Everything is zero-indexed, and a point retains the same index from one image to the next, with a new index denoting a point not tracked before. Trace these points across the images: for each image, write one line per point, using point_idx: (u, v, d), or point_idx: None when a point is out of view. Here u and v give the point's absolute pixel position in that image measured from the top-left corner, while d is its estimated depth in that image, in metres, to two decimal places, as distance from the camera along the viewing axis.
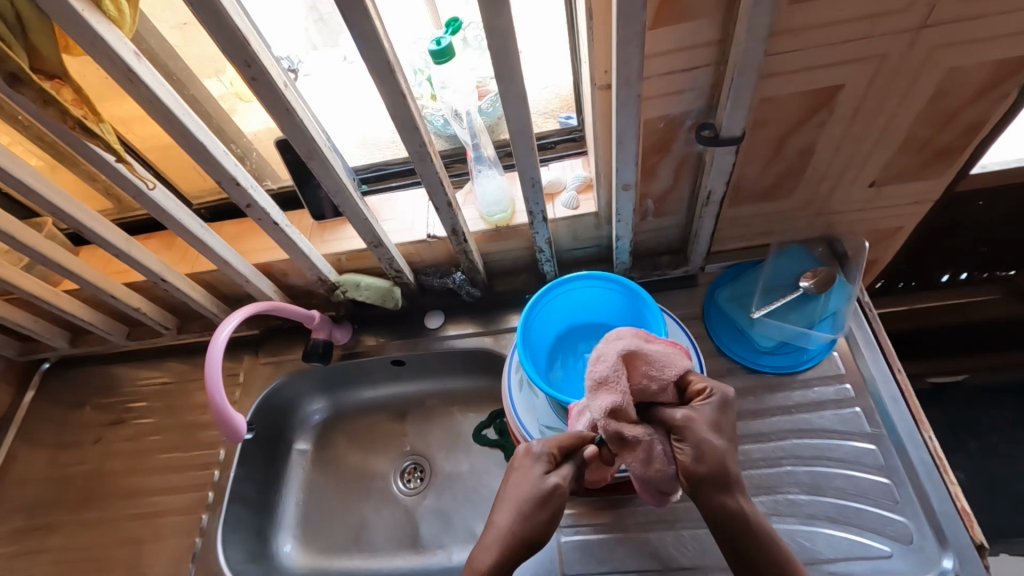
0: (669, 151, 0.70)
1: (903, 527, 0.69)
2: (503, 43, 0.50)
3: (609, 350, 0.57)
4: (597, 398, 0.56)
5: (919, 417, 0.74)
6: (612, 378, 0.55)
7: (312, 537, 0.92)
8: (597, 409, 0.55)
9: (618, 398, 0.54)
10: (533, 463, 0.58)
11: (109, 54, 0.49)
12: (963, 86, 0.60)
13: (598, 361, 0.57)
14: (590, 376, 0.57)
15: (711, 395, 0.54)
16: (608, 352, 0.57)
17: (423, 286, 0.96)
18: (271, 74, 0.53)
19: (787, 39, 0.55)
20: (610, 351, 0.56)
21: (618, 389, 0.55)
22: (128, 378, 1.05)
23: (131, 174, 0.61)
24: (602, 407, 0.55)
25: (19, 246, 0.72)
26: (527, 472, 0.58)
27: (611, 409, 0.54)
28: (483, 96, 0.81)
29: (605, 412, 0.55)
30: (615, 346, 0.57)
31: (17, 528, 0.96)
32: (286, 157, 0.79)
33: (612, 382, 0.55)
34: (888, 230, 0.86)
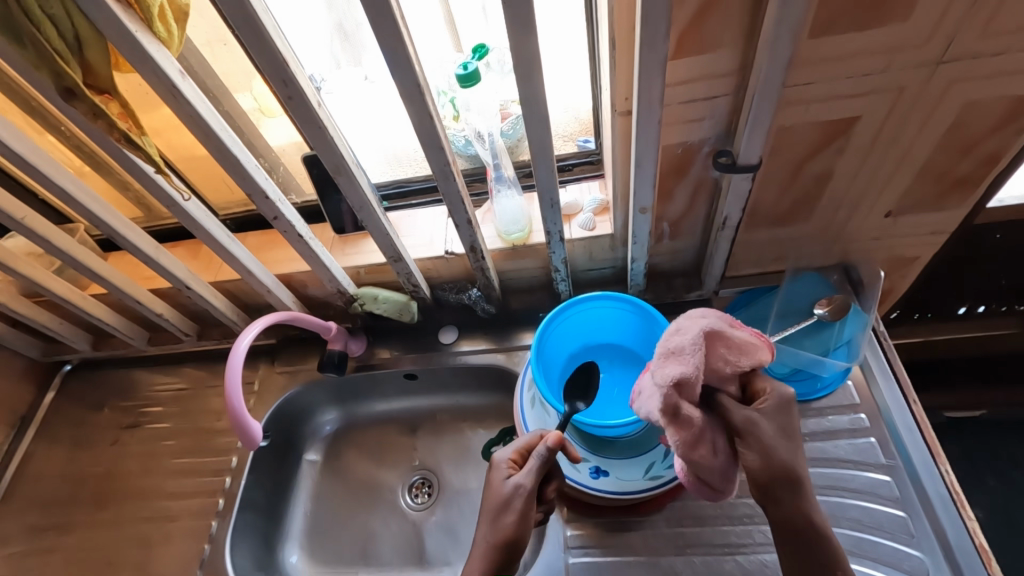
0: (686, 176, 0.71)
1: (919, 561, 0.68)
2: (530, 68, 0.52)
3: (690, 325, 0.55)
4: (666, 364, 0.55)
5: (936, 450, 0.73)
6: (686, 349, 0.54)
7: (319, 548, 0.92)
8: (663, 377, 0.54)
9: (687, 369, 0.53)
10: (502, 468, 0.63)
11: (157, 71, 0.52)
12: (980, 120, 0.61)
13: (677, 332, 0.56)
14: (664, 344, 0.56)
15: (773, 398, 0.54)
16: (689, 325, 0.55)
17: (439, 301, 0.98)
18: (306, 93, 0.56)
19: (805, 70, 0.57)
20: (692, 324, 0.55)
21: (690, 360, 0.53)
22: (145, 382, 1.07)
23: (167, 184, 0.64)
24: (669, 374, 0.53)
25: (55, 250, 0.74)
26: (493, 478, 0.62)
27: (679, 378, 0.53)
28: (505, 118, 0.83)
29: (671, 380, 0.53)
30: (698, 322, 0.55)
31: (29, 527, 0.97)
32: (312, 172, 0.81)
33: (685, 352, 0.54)
34: (904, 260, 0.86)
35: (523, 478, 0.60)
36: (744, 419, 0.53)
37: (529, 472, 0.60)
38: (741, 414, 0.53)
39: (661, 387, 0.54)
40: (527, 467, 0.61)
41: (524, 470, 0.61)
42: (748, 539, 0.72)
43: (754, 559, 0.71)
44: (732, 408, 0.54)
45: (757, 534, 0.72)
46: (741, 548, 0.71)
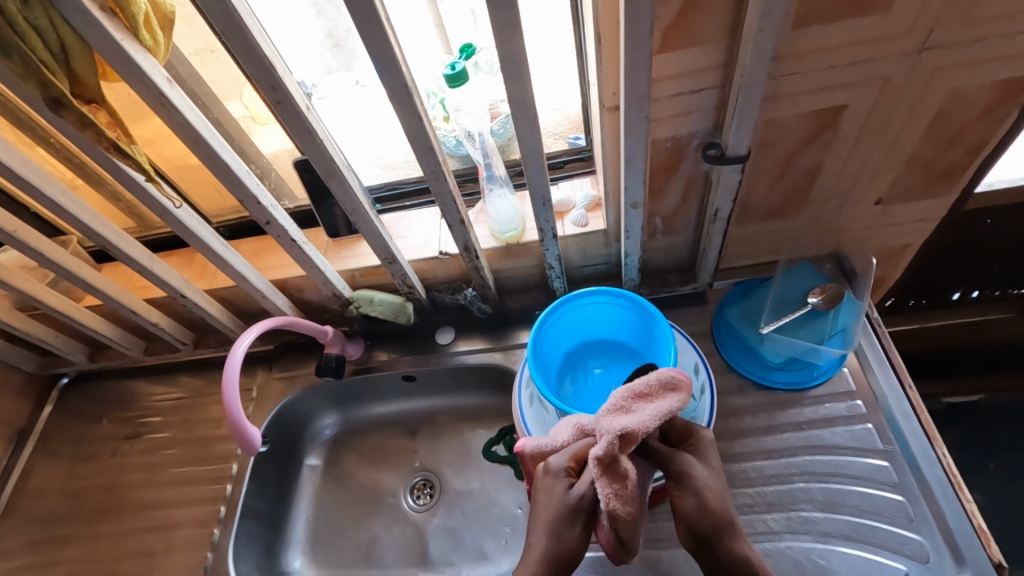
0: (676, 170, 0.72)
1: (919, 545, 0.68)
2: (516, 67, 0.53)
3: (660, 392, 0.57)
4: (616, 414, 0.56)
5: (932, 434, 0.74)
6: (644, 412, 0.55)
7: (322, 552, 0.92)
8: (618, 424, 0.55)
9: (636, 429, 0.54)
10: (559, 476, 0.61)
11: (143, 80, 0.52)
12: (965, 106, 0.62)
13: (643, 391, 0.57)
14: (626, 391, 0.57)
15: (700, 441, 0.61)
16: (657, 391, 0.57)
17: (434, 302, 0.98)
18: (294, 98, 0.56)
19: (790, 62, 0.57)
20: (658, 390, 0.57)
21: (644, 422, 0.54)
22: (143, 393, 1.07)
23: (158, 193, 0.64)
24: (620, 428, 0.54)
25: (48, 262, 0.74)
26: (551, 489, 0.60)
27: (627, 435, 0.54)
28: (495, 118, 0.83)
29: (619, 429, 0.54)
30: (666, 389, 0.56)
31: (31, 542, 0.96)
32: (303, 176, 0.81)
33: (642, 414, 0.55)
34: (896, 247, 0.87)
35: (581, 489, 0.59)
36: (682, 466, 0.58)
37: (588, 482, 0.59)
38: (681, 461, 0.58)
39: (609, 432, 0.54)
40: (586, 477, 0.59)
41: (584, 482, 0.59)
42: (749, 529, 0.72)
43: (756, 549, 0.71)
44: (673, 455, 0.59)
45: (759, 523, 0.72)
46: None
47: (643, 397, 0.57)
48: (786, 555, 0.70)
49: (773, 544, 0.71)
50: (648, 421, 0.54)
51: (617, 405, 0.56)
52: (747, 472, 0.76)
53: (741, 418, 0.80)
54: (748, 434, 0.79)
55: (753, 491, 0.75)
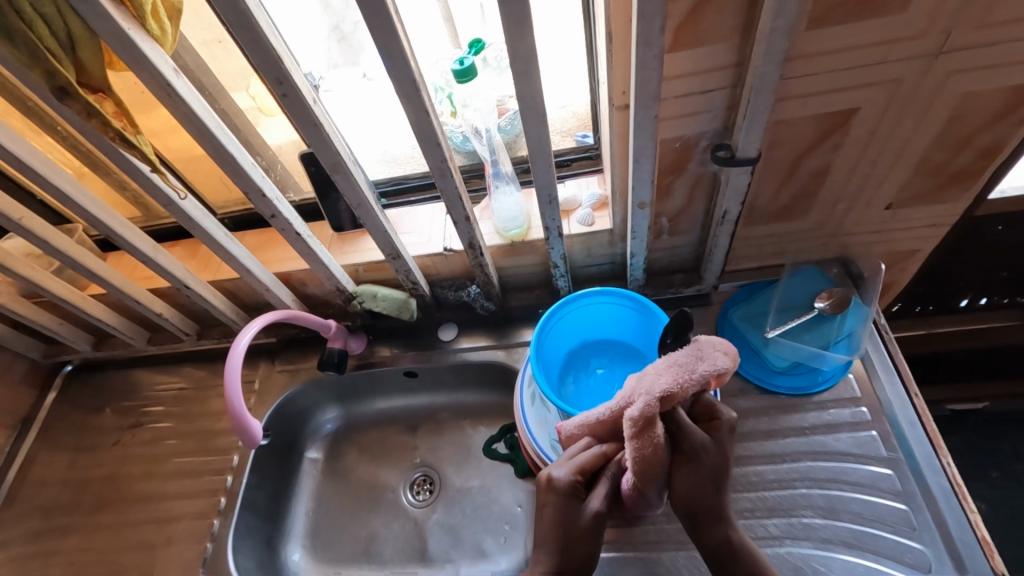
0: (685, 170, 0.71)
1: (921, 554, 0.68)
2: (525, 64, 0.52)
3: (712, 356, 0.56)
4: (662, 375, 0.55)
5: (937, 442, 0.73)
6: (692, 374, 0.55)
7: (320, 545, 0.92)
8: (660, 386, 0.54)
9: (677, 391, 0.54)
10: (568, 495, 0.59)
11: (150, 70, 0.51)
12: (979, 112, 0.61)
13: (695, 354, 0.56)
14: (672, 360, 0.56)
15: (723, 426, 0.59)
16: (705, 352, 0.56)
17: (438, 298, 0.98)
18: (301, 90, 0.55)
19: (802, 63, 0.56)
20: (710, 354, 0.56)
21: (686, 383, 0.54)
22: (146, 383, 1.07)
23: (163, 184, 0.64)
24: (662, 388, 0.54)
25: (53, 251, 0.74)
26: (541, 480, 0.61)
27: (666, 395, 0.54)
28: (502, 114, 0.83)
29: (660, 391, 0.53)
30: (716, 355, 0.56)
31: (34, 528, 0.97)
32: (308, 170, 0.81)
33: (689, 376, 0.54)
34: (905, 253, 0.86)
35: (596, 503, 0.59)
36: (702, 443, 0.57)
37: (601, 497, 0.60)
38: (698, 439, 0.57)
39: (651, 394, 0.53)
40: (599, 491, 0.60)
41: (598, 496, 0.60)
42: (749, 533, 0.72)
43: None
44: (694, 430, 0.57)
45: (760, 528, 0.72)
46: None
47: (691, 362, 0.55)
48: (786, 561, 0.69)
49: (773, 550, 0.70)
50: (691, 383, 0.54)
51: (663, 367, 0.55)
52: (748, 476, 0.76)
53: (743, 421, 0.80)
54: (750, 438, 0.79)
55: (754, 496, 0.74)
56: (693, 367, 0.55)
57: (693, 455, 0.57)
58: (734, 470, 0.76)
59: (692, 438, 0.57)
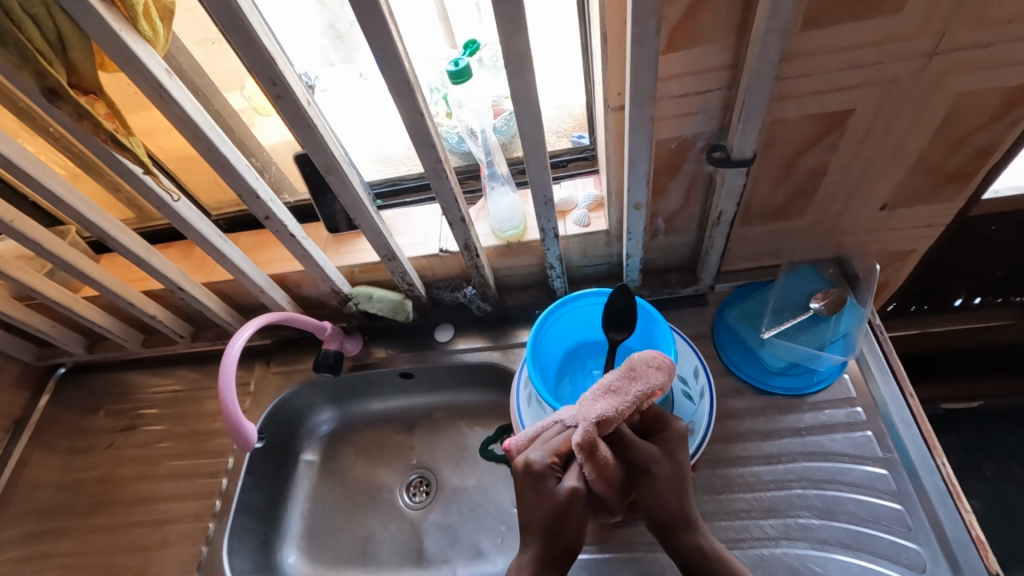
0: (681, 170, 0.71)
1: (916, 554, 0.68)
2: (520, 64, 0.52)
3: (645, 372, 0.59)
4: (597, 401, 0.58)
5: (932, 442, 0.73)
6: (625, 393, 0.58)
7: (316, 548, 0.92)
8: (597, 409, 0.57)
9: (612, 413, 0.57)
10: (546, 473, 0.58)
11: (142, 71, 0.51)
12: (973, 112, 0.61)
13: (626, 374, 0.59)
14: (606, 383, 0.59)
15: (673, 435, 0.60)
16: (632, 368, 0.59)
17: (434, 299, 0.98)
18: (295, 92, 0.55)
19: (797, 64, 0.56)
20: (640, 369, 0.59)
21: (622, 402, 0.57)
22: (141, 384, 1.07)
23: (157, 185, 0.63)
24: (599, 413, 0.57)
25: (44, 253, 0.74)
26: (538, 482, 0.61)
27: (603, 419, 0.56)
28: (498, 115, 0.83)
29: (596, 416, 0.56)
30: (647, 371, 0.59)
31: (28, 532, 0.96)
32: (303, 170, 0.81)
33: (622, 396, 0.57)
34: (900, 253, 0.86)
35: (573, 480, 0.57)
36: (649, 457, 0.58)
37: (579, 476, 0.57)
38: (645, 453, 0.58)
39: (587, 420, 0.56)
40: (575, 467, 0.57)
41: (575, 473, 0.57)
42: (746, 534, 0.72)
43: (753, 554, 0.70)
44: (640, 445, 0.58)
45: (756, 528, 0.72)
46: (740, 542, 0.71)
47: (622, 381, 0.58)
48: (782, 561, 0.69)
49: (770, 550, 0.70)
50: (627, 401, 0.57)
51: (598, 392, 0.59)
52: (744, 477, 0.76)
53: (739, 422, 0.80)
54: (746, 439, 0.79)
55: (750, 497, 0.74)
56: (625, 387, 0.58)
57: (643, 469, 0.58)
58: (730, 471, 0.76)
59: (639, 453, 0.58)
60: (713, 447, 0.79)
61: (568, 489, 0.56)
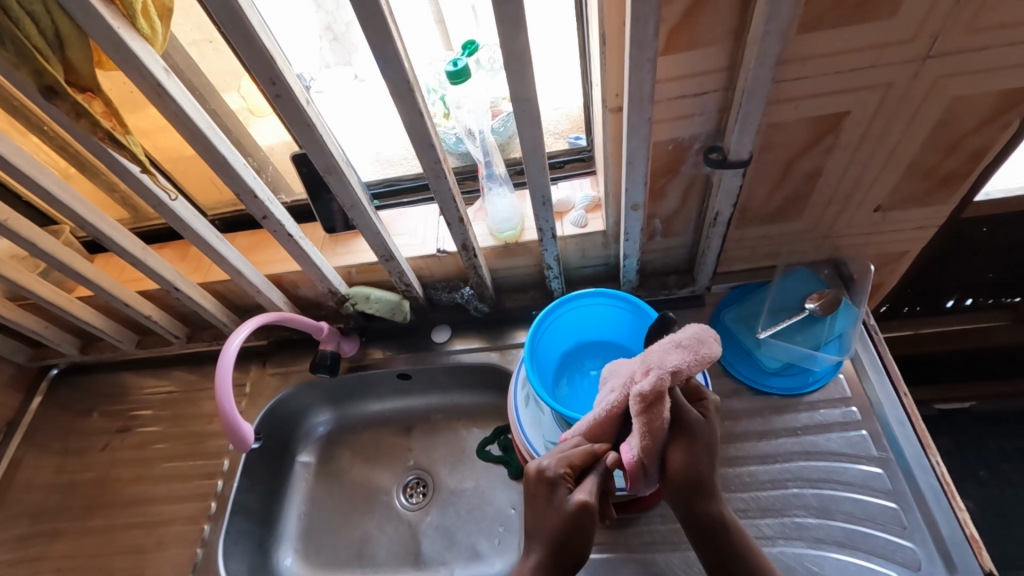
0: (678, 172, 0.71)
1: (911, 552, 0.68)
2: (520, 65, 0.52)
3: (712, 335, 0.58)
4: (670, 352, 0.56)
5: (927, 442, 0.74)
6: (697, 351, 0.56)
7: (313, 550, 0.91)
8: (673, 362, 0.55)
9: (684, 369, 0.55)
10: (557, 484, 0.58)
11: (141, 70, 0.51)
12: (966, 115, 0.62)
13: (696, 332, 0.57)
14: (679, 337, 0.57)
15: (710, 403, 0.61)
16: (704, 330, 0.57)
17: (432, 300, 0.98)
18: (294, 91, 0.55)
19: (794, 66, 0.57)
20: (710, 333, 0.57)
21: (695, 359, 0.55)
22: (135, 386, 1.06)
23: (154, 184, 0.63)
24: (673, 365, 0.55)
25: (38, 252, 0.73)
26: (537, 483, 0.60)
27: (676, 372, 0.55)
28: (496, 116, 0.83)
29: (672, 368, 0.54)
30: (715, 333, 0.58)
31: (19, 535, 0.95)
32: (301, 171, 0.81)
33: (694, 353, 0.56)
34: (894, 254, 0.87)
35: (585, 495, 0.56)
36: (695, 419, 0.58)
37: (590, 491, 0.57)
38: (692, 416, 0.58)
39: (662, 369, 0.54)
40: (587, 485, 0.57)
41: (585, 489, 0.57)
42: None
43: None
44: (689, 408, 0.58)
45: (753, 527, 0.72)
46: None
47: (693, 339, 0.56)
48: (779, 560, 0.70)
49: (767, 549, 0.71)
50: (699, 359, 0.56)
51: (670, 344, 0.56)
52: (741, 476, 0.76)
53: (736, 422, 0.80)
54: (743, 439, 0.79)
55: (747, 496, 0.75)
56: (699, 344, 0.56)
57: (686, 430, 0.58)
58: (728, 471, 0.77)
59: (687, 415, 0.58)
60: None
61: (578, 502, 0.56)
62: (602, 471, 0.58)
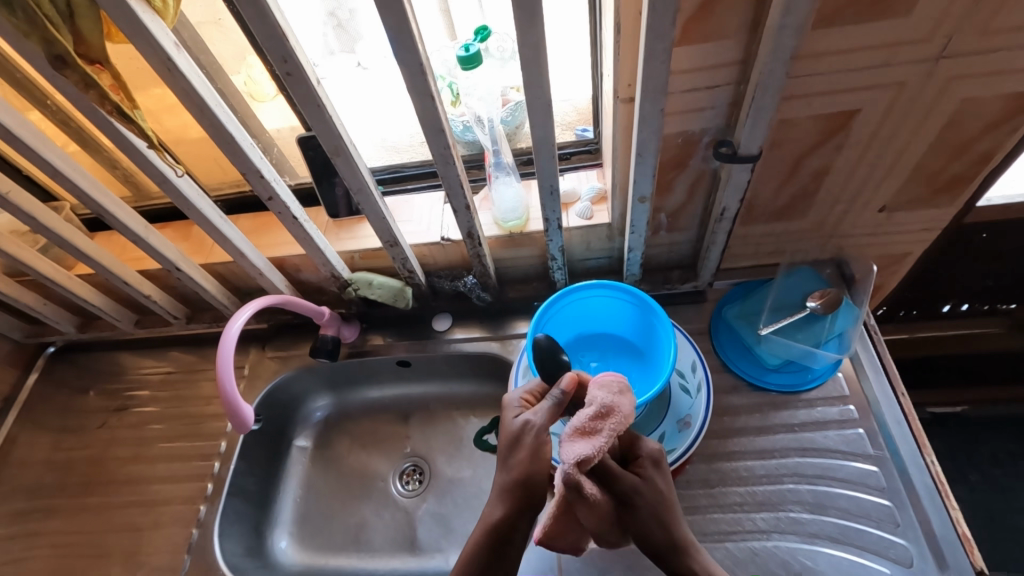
0: (686, 166, 0.71)
1: (904, 549, 0.69)
2: (535, 51, 0.52)
3: (617, 402, 0.56)
4: (576, 445, 0.53)
5: (923, 441, 0.75)
6: (602, 431, 0.54)
7: (309, 533, 0.91)
8: (578, 454, 0.53)
9: (595, 454, 0.52)
10: (514, 410, 0.63)
11: (151, 42, 0.50)
12: (974, 118, 0.62)
13: (599, 410, 0.55)
14: (578, 421, 0.55)
15: (649, 462, 0.58)
16: (602, 399, 0.55)
17: (434, 288, 0.97)
18: (305, 70, 0.54)
19: (807, 62, 0.57)
20: (613, 401, 0.56)
21: (603, 439, 0.53)
22: (133, 366, 1.05)
23: (160, 161, 0.62)
24: (581, 458, 0.52)
25: (39, 226, 0.72)
26: None
27: (585, 462, 0.52)
28: (505, 105, 0.82)
29: (579, 461, 0.52)
30: (619, 398, 0.56)
31: (14, 511, 0.95)
32: (307, 154, 0.80)
33: (601, 435, 0.53)
34: (895, 256, 0.88)
35: (535, 417, 0.60)
36: (632, 490, 0.55)
37: (541, 411, 0.60)
38: (628, 485, 0.55)
39: (571, 467, 0.52)
40: (539, 406, 0.61)
41: (537, 411, 0.60)
42: (737, 527, 0.73)
43: (744, 547, 0.71)
44: (623, 477, 0.55)
45: (748, 521, 0.73)
46: (731, 535, 0.72)
47: (597, 418, 0.55)
48: (773, 554, 0.71)
49: (761, 543, 0.72)
50: (606, 436, 0.54)
51: (574, 433, 0.54)
52: (738, 471, 0.77)
53: (733, 418, 0.81)
54: (741, 434, 0.80)
55: (743, 491, 0.75)
56: (602, 420, 0.55)
57: (627, 501, 0.55)
58: (724, 466, 0.77)
59: (622, 486, 0.55)
60: (707, 441, 0.80)
61: (524, 421, 0.60)
62: (558, 395, 0.60)
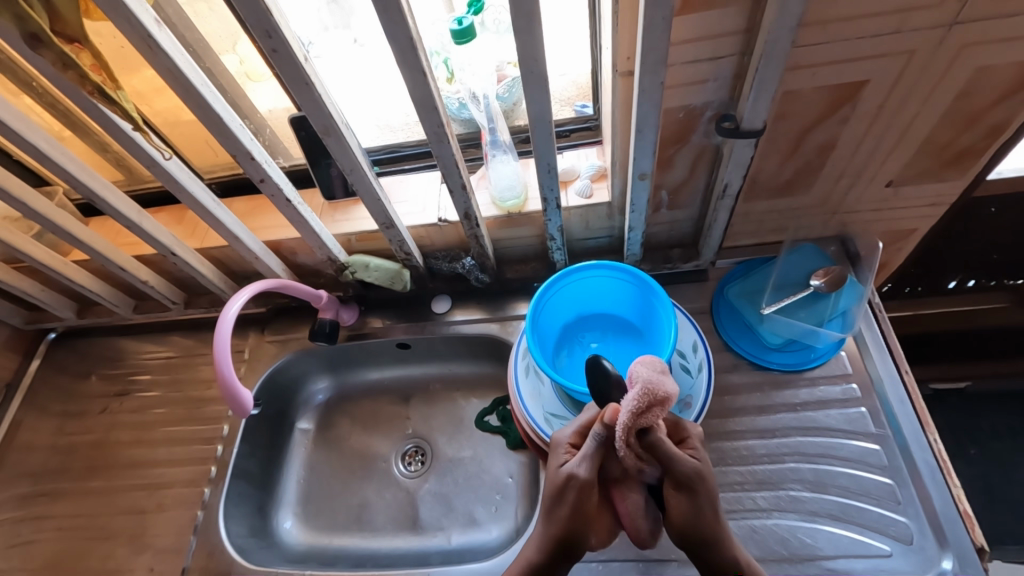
0: (687, 142, 0.69)
1: (904, 527, 0.69)
2: (529, 22, 0.49)
3: (662, 382, 0.49)
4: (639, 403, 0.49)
5: (926, 420, 0.74)
6: (650, 411, 0.49)
7: (312, 514, 0.92)
8: (629, 410, 0.49)
9: (638, 416, 0.49)
10: (559, 453, 0.59)
11: (130, 19, 0.48)
12: (988, 87, 0.60)
13: (654, 390, 0.49)
14: (645, 389, 0.49)
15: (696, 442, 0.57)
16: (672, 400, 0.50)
17: (432, 269, 0.96)
18: (291, 47, 0.52)
19: (814, 30, 0.54)
20: (673, 394, 0.50)
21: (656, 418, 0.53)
22: (134, 350, 1.06)
23: (146, 143, 0.61)
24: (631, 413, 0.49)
25: (30, 212, 0.71)
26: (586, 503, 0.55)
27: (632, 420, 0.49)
28: (501, 80, 0.79)
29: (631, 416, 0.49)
30: (661, 377, 0.50)
31: (22, 494, 0.96)
32: (299, 134, 0.78)
33: (649, 410, 0.49)
34: (901, 232, 0.86)
35: (579, 466, 0.55)
36: (693, 470, 0.52)
37: (583, 459, 0.55)
38: (690, 464, 0.53)
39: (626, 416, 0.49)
40: (581, 453, 0.56)
41: (578, 457, 0.56)
42: (738, 505, 0.73)
43: (744, 525, 0.72)
44: (680, 458, 0.52)
45: (748, 500, 0.73)
46: (731, 513, 0.72)
47: (647, 407, 0.49)
48: (773, 532, 0.71)
49: (761, 521, 0.72)
50: (655, 415, 0.50)
51: (642, 391, 0.49)
52: (738, 450, 0.77)
53: (734, 397, 0.81)
54: (741, 413, 0.79)
55: (744, 470, 0.75)
56: (653, 406, 0.49)
57: (690, 483, 0.52)
58: (724, 445, 0.77)
59: (680, 466, 0.52)
60: (709, 421, 0.79)
61: (568, 472, 0.56)
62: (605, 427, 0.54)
